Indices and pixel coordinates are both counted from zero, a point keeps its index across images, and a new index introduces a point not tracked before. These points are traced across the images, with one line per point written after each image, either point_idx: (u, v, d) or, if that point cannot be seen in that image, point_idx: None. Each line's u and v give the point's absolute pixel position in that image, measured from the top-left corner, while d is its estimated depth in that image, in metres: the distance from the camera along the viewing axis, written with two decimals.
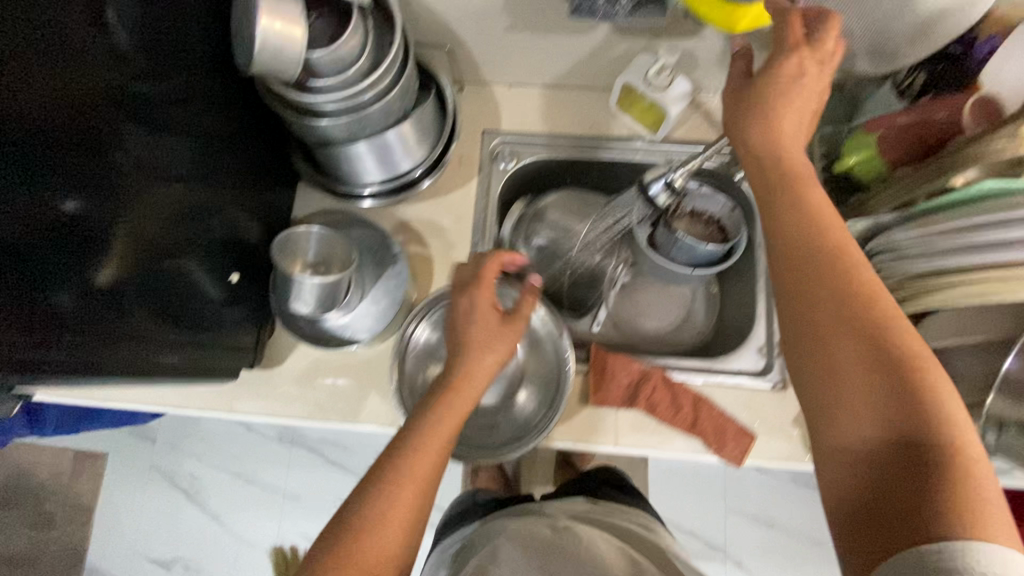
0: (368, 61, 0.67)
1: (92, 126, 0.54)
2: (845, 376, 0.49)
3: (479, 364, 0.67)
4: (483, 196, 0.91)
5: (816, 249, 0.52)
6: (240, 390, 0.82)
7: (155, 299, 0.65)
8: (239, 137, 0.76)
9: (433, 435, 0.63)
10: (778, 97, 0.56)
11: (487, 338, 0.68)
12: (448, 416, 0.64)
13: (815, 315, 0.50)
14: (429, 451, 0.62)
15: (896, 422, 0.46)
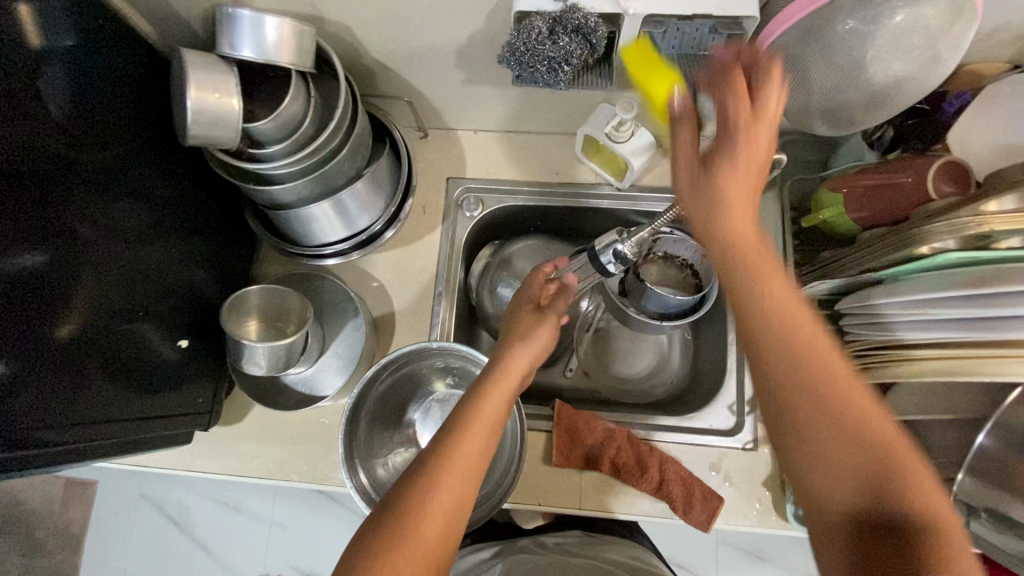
0: (313, 124, 0.66)
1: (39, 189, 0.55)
2: (800, 416, 0.44)
3: (524, 355, 0.64)
4: (448, 245, 0.89)
5: (746, 278, 0.48)
6: (200, 448, 0.82)
7: (103, 365, 0.63)
8: (193, 198, 0.75)
9: (478, 431, 0.57)
10: (732, 142, 0.48)
11: (532, 330, 0.66)
12: (490, 410, 0.59)
13: (780, 374, 0.45)
14: (471, 449, 0.56)
15: (850, 473, 0.42)
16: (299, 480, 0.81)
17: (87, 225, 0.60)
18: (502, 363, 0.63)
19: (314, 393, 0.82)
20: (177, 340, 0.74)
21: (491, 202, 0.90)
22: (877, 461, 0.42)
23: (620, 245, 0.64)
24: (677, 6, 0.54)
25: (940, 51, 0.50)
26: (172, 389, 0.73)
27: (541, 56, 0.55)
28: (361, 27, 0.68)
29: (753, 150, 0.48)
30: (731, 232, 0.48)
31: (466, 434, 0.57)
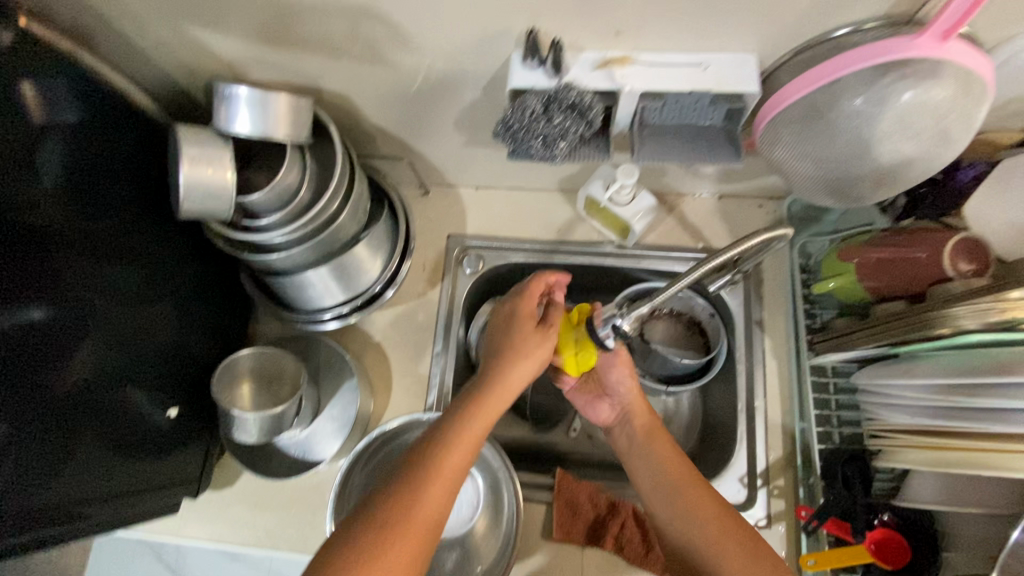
0: (310, 190, 0.66)
1: (43, 252, 0.55)
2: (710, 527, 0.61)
3: (517, 374, 0.60)
4: (447, 301, 0.87)
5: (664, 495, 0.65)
6: (190, 512, 0.79)
7: (90, 429, 0.61)
8: (190, 260, 0.74)
9: (456, 460, 0.55)
10: (643, 437, 0.71)
11: (528, 346, 0.62)
12: (474, 432, 0.57)
13: (664, 493, 0.65)
14: (448, 484, 0.54)
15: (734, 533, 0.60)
16: (286, 550, 0.77)
17: (86, 289, 0.60)
18: (495, 381, 0.60)
19: (308, 457, 0.80)
20: (166, 409, 0.71)
21: (491, 259, 0.88)
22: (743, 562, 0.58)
23: (619, 320, 0.62)
24: (674, 83, 0.53)
25: (950, 130, 0.48)
26: (161, 456, 0.71)
27: (535, 133, 0.54)
28: (359, 96, 0.68)
29: (633, 394, 0.74)
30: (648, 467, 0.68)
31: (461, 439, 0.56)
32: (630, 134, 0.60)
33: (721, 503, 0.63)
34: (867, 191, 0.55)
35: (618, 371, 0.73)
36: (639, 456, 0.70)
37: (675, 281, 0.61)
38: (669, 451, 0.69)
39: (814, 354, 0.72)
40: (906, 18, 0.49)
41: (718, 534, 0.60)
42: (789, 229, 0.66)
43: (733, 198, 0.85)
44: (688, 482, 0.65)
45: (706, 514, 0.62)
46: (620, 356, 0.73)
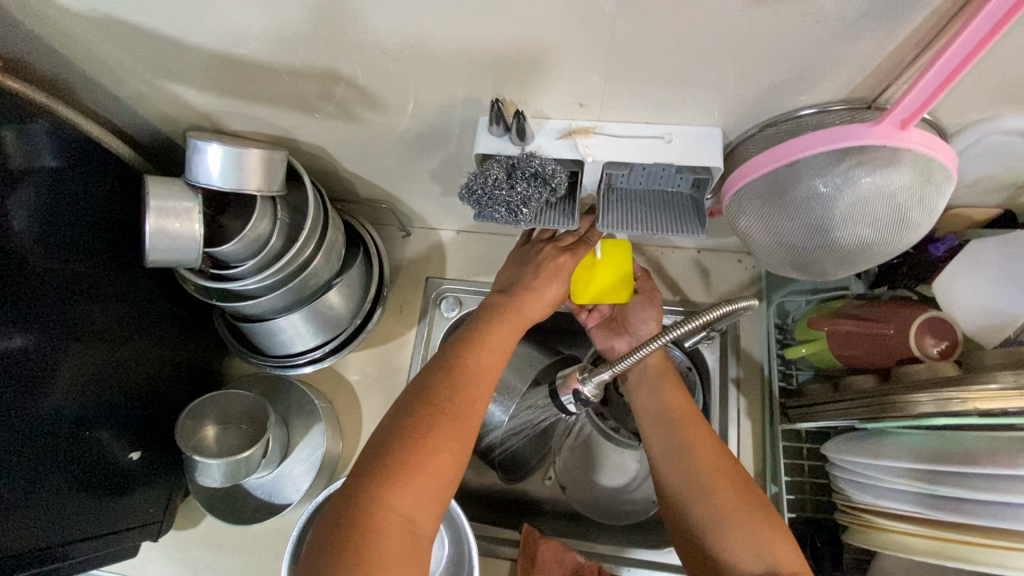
0: (280, 238, 0.67)
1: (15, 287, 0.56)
2: (708, 458, 0.62)
3: (541, 300, 0.65)
4: (422, 344, 0.87)
5: (670, 427, 0.66)
6: (153, 552, 0.79)
7: (46, 467, 0.60)
8: (163, 299, 0.75)
9: (484, 374, 0.57)
10: (653, 377, 0.71)
11: (552, 269, 0.66)
12: (502, 334, 0.61)
13: (669, 425, 0.66)
14: (482, 393, 0.56)
15: (729, 474, 0.61)
16: None
17: (55, 327, 0.60)
18: (523, 300, 0.64)
19: (274, 500, 0.79)
20: (128, 450, 0.70)
21: (469, 303, 0.88)
22: (737, 499, 0.59)
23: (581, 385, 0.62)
24: (638, 155, 0.53)
25: (909, 214, 0.48)
26: (121, 497, 0.70)
27: (498, 199, 0.54)
28: (336, 148, 0.68)
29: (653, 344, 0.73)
30: (665, 401, 0.69)
31: (489, 346, 0.59)
32: (597, 198, 0.60)
33: (717, 444, 0.64)
34: (832, 268, 0.55)
35: (647, 314, 0.75)
36: (653, 394, 0.70)
37: (657, 335, 0.61)
38: (677, 391, 0.69)
39: (786, 419, 0.70)
40: (867, 101, 0.49)
41: (711, 467, 0.62)
42: (755, 300, 0.66)
43: (712, 252, 0.84)
44: (691, 420, 0.66)
45: (703, 460, 0.62)
46: (653, 303, 0.75)
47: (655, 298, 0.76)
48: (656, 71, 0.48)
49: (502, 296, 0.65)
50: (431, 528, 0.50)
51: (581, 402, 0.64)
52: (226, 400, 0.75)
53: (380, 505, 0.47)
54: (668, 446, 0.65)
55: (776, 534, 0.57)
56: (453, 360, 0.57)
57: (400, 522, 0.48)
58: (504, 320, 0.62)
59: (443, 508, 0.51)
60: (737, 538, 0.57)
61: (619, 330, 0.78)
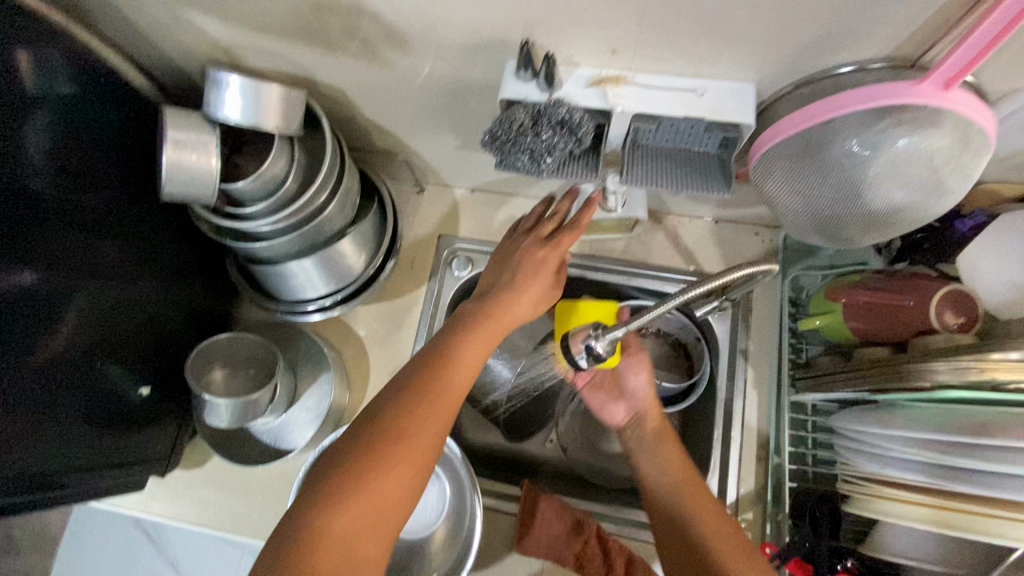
0: (296, 182, 0.66)
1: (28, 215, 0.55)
2: (710, 521, 0.63)
3: (514, 307, 0.61)
4: (433, 301, 0.87)
5: (671, 489, 0.67)
6: (159, 489, 0.80)
7: (59, 398, 0.61)
8: (176, 238, 0.74)
9: (445, 399, 0.54)
10: (651, 443, 0.73)
11: (524, 279, 0.62)
12: (467, 357, 0.57)
13: (670, 487, 0.67)
14: (434, 423, 0.53)
15: (734, 538, 0.61)
16: (251, 537, 0.77)
17: (67, 261, 0.60)
18: (494, 311, 0.60)
19: (280, 445, 0.80)
20: (138, 386, 0.71)
21: (480, 263, 0.88)
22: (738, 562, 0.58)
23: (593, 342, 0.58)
24: (668, 108, 0.52)
25: (943, 180, 0.47)
26: (130, 433, 0.71)
27: (522, 146, 0.53)
28: (356, 92, 0.67)
29: (649, 397, 0.77)
30: (661, 461, 0.70)
31: (453, 374, 0.55)
32: (621, 154, 0.59)
33: (721, 511, 0.65)
34: (857, 234, 0.54)
35: (637, 374, 0.77)
36: (649, 457, 0.71)
37: (662, 302, 0.59)
38: (673, 451, 0.71)
39: (794, 390, 0.71)
40: (910, 61, 0.48)
41: (718, 529, 0.62)
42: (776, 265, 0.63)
43: (729, 224, 0.83)
44: (692, 482, 0.67)
45: (707, 522, 0.63)
46: (640, 358, 0.78)
47: (639, 355, 0.78)
48: (695, 18, 0.46)
49: (475, 306, 0.62)
50: (371, 557, 0.48)
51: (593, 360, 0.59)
52: (230, 345, 0.75)
53: (319, 532, 0.46)
54: (669, 508, 0.66)
55: None
56: (412, 381, 0.54)
57: (336, 545, 0.46)
58: (468, 341, 0.58)
59: (388, 542, 0.49)
60: None
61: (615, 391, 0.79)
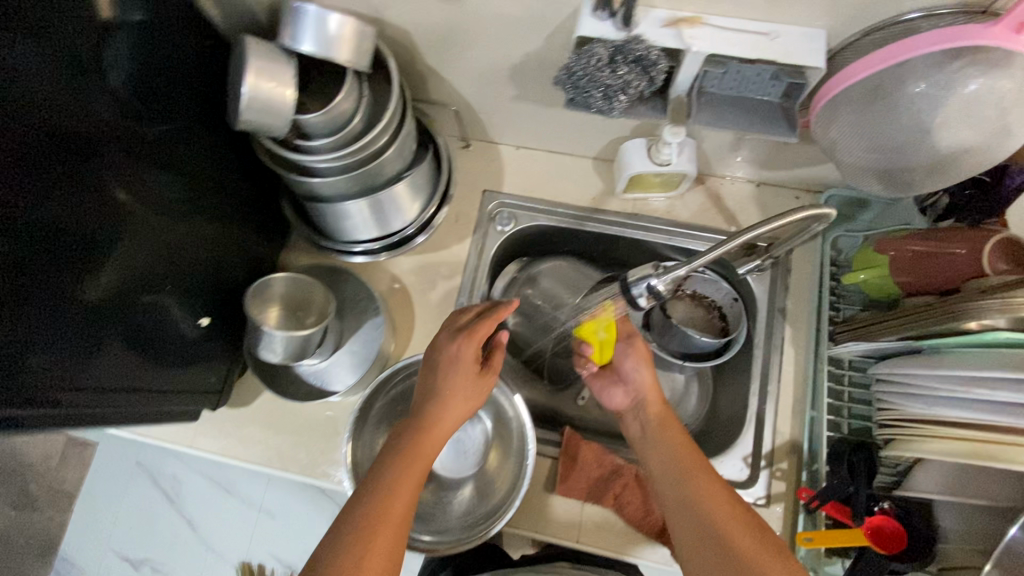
0: (362, 122, 0.67)
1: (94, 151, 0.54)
2: (716, 499, 0.63)
3: (449, 415, 0.67)
4: (477, 255, 0.88)
5: (671, 476, 0.67)
6: (204, 427, 0.81)
7: (120, 333, 0.62)
8: (233, 176, 0.75)
9: (390, 520, 0.58)
10: (648, 434, 0.73)
11: (450, 387, 0.67)
12: (414, 472, 0.62)
13: (668, 479, 0.67)
14: (388, 543, 0.56)
15: (736, 513, 0.61)
16: (298, 473, 0.79)
17: (128, 193, 0.59)
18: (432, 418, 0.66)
19: (326, 387, 0.82)
20: (196, 317, 0.73)
21: (523, 219, 0.89)
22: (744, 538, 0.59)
23: (653, 280, 0.59)
24: (741, 49, 0.54)
25: (1011, 124, 0.49)
26: (182, 366, 0.72)
27: (597, 82, 0.55)
28: (421, 34, 0.68)
29: (647, 383, 0.76)
30: (658, 449, 0.70)
31: (400, 488, 0.60)
32: (686, 100, 0.61)
33: (726, 487, 0.64)
34: (919, 179, 0.57)
35: (632, 360, 0.78)
36: (652, 444, 0.72)
37: (699, 254, 0.62)
38: (678, 435, 0.71)
39: (830, 344, 0.74)
40: (982, 7, 0.50)
41: (724, 506, 0.62)
42: (830, 208, 0.64)
43: (770, 187, 0.85)
44: (695, 462, 0.67)
45: (712, 501, 0.63)
46: (636, 345, 0.78)
47: (633, 343, 0.79)
48: None
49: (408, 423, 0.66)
50: None
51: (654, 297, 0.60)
52: (280, 287, 0.77)
53: None
54: (668, 493, 0.66)
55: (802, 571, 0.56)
56: (362, 514, 0.57)
57: None
58: (408, 458, 0.63)
59: None
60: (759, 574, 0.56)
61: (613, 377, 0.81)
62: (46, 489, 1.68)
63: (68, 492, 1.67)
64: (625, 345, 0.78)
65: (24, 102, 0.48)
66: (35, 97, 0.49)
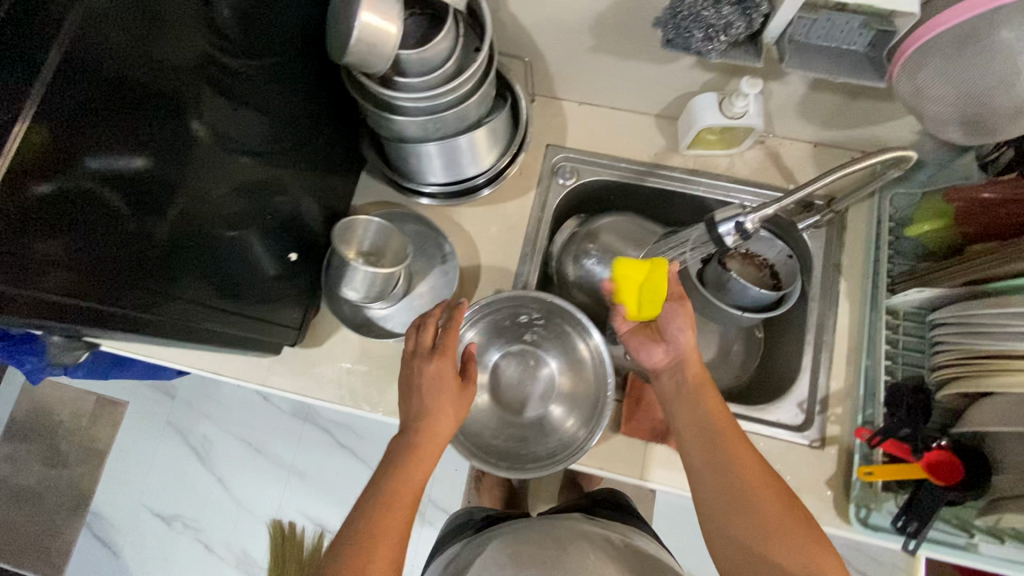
0: (453, 66, 0.68)
1: (177, 88, 0.53)
2: (746, 470, 0.67)
3: (442, 422, 0.72)
4: (540, 207, 0.90)
5: (711, 440, 0.71)
6: (279, 365, 0.84)
7: (198, 271, 0.62)
8: (320, 117, 0.76)
9: (389, 524, 0.65)
10: (682, 399, 0.76)
11: (432, 403, 0.72)
12: (409, 486, 0.68)
13: (700, 444, 0.71)
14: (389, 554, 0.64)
15: (767, 484, 0.66)
16: (371, 411, 0.82)
17: (209, 131, 0.58)
18: (425, 431, 0.71)
19: (399, 328, 0.85)
20: (286, 251, 0.77)
21: (585, 173, 0.91)
22: (771, 508, 0.64)
23: (744, 218, 0.62)
24: None
25: None
26: (259, 302, 0.73)
27: (701, 21, 0.57)
28: None
29: (691, 345, 0.78)
30: (696, 414, 0.73)
31: (395, 507, 0.66)
32: (775, 47, 0.63)
33: (759, 457, 0.69)
34: (1000, 125, 0.60)
35: (678, 322, 0.79)
36: (687, 403, 0.75)
37: (778, 200, 0.66)
38: (717, 403, 0.74)
39: (886, 295, 0.78)
40: None
41: (756, 477, 0.66)
42: (913, 152, 0.68)
43: (827, 147, 0.88)
44: (732, 428, 0.71)
45: (745, 474, 0.67)
46: (683, 308, 0.79)
47: (683, 305, 0.79)
48: None
49: (403, 436, 0.72)
50: None
51: (742, 233, 0.63)
52: (350, 237, 0.80)
53: None
54: (701, 458, 0.70)
55: (822, 547, 0.61)
56: (369, 525, 0.65)
57: None
58: (403, 473, 0.68)
59: None
60: (779, 548, 0.62)
61: (655, 336, 0.82)
62: (77, 446, 1.70)
63: (99, 451, 1.69)
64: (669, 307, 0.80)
65: (116, 27, 0.46)
66: (126, 35, 0.47)
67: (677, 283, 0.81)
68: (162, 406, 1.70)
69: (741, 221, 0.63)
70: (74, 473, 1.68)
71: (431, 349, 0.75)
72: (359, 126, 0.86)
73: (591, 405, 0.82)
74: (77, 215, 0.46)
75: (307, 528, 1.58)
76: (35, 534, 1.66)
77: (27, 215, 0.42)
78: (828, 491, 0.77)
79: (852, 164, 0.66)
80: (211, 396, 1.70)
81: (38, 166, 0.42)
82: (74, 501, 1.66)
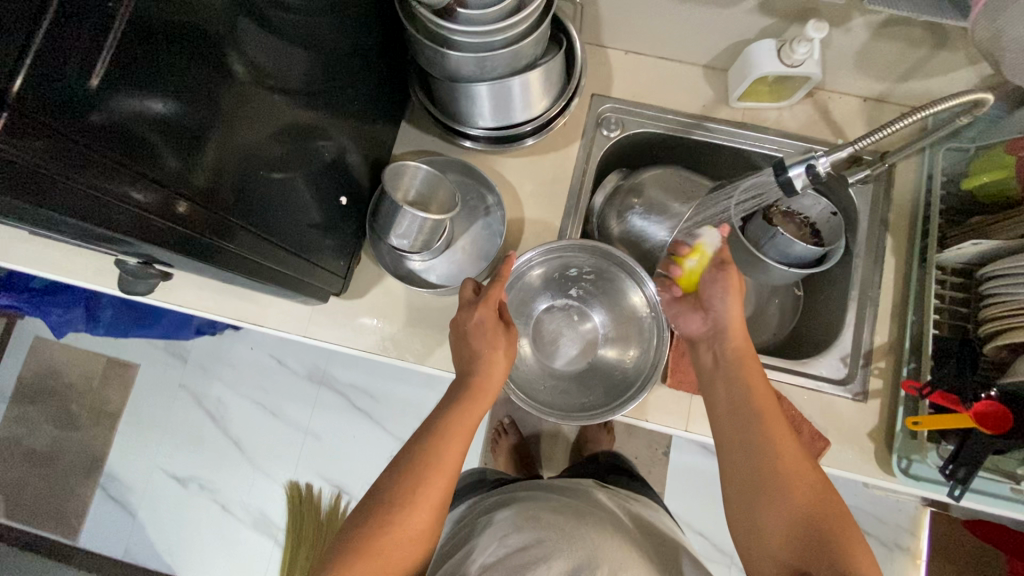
0: (513, 1, 0.64)
1: (210, 16, 0.45)
2: (784, 453, 0.61)
3: (487, 379, 0.70)
4: (584, 159, 0.88)
5: (747, 417, 0.64)
6: (320, 315, 0.82)
7: (248, 217, 0.57)
8: (365, 54, 0.71)
9: (442, 462, 0.64)
10: (722, 371, 0.70)
11: (485, 354, 0.71)
12: (451, 455, 0.65)
13: (735, 420, 0.65)
14: (418, 515, 0.61)
15: (807, 471, 0.60)
16: (414, 362, 0.81)
17: (246, 64, 0.51)
18: (472, 388, 0.69)
19: (443, 280, 0.84)
20: (337, 196, 0.75)
21: (631, 124, 0.89)
22: (805, 495, 0.58)
23: (821, 159, 0.64)
24: None
25: None
26: (307, 249, 0.70)
27: None
28: None
29: (734, 313, 0.73)
30: (732, 388, 0.68)
31: (421, 469, 0.63)
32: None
33: (797, 441, 0.62)
34: None
35: (720, 288, 0.75)
36: (723, 375, 0.70)
37: (852, 142, 0.67)
38: (759, 377, 0.68)
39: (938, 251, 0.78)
40: None
41: (793, 461, 0.60)
42: (990, 95, 0.65)
43: (877, 102, 0.87)
44: (771, 408, 0.64)
45: (780, 457, 0.60)
46: (726, 274, 0.75)
47: (726, 271, 0.75)
48: None
49: (454, 390, 0.70)
50: None
51: (812, 177, 0.65)
52: (400, 184, 0.79)
53: None
54: (735, 436, 0.64)
55: (856, 542, 0.55)
56: (401, 475, 0.63)
57: None
58: (444, 438, 0.65)
59: None
60: (810, 538, 0.56)
61: (696, 303, 0.78)
62: (89, 406, 1.68)
63: (111, 411, 1.67)
64: (713, 271, 0.76)
65: None
66: None
67: (722, 249, 0.77)
68: (175, 368, 1.68)
69: (813, 162, 0.64)
70: (86, 433, 1.67)
71: (475, 301, 0.74)
72: (406, 69, 0.84)
73: (642, 351, 0.83)
74: (142, 143, 0.43)
75: (323, 491, 1.58)
76: (48, 495, 1.65)
77: (114, 131, 0.40)
78: (869, 443, 0.78)
79: (916, 110, 0.64)
80: (225, 357, 1.68)
81: (126, 77, 0.40)
82: (86, 461, 1.65)
